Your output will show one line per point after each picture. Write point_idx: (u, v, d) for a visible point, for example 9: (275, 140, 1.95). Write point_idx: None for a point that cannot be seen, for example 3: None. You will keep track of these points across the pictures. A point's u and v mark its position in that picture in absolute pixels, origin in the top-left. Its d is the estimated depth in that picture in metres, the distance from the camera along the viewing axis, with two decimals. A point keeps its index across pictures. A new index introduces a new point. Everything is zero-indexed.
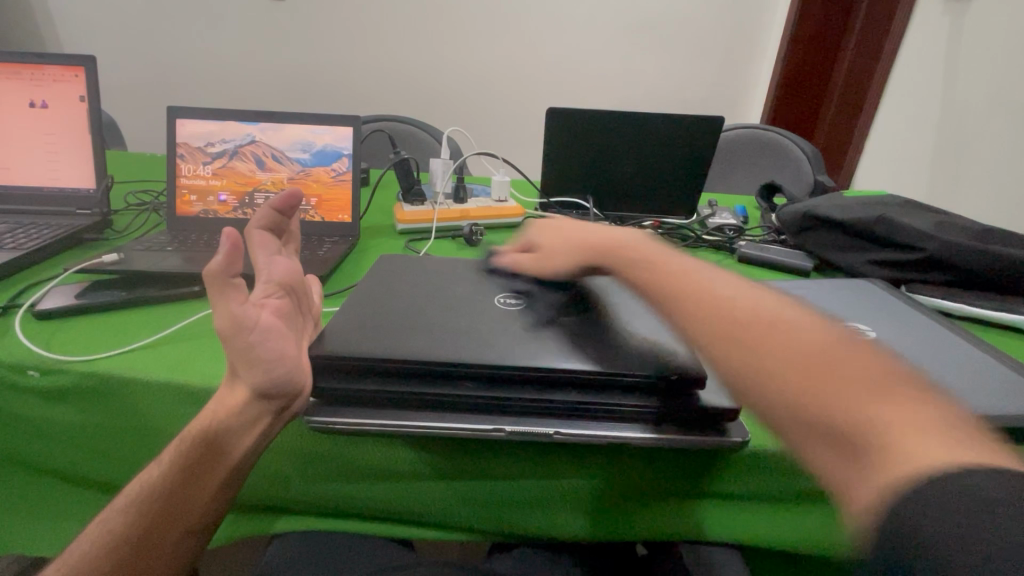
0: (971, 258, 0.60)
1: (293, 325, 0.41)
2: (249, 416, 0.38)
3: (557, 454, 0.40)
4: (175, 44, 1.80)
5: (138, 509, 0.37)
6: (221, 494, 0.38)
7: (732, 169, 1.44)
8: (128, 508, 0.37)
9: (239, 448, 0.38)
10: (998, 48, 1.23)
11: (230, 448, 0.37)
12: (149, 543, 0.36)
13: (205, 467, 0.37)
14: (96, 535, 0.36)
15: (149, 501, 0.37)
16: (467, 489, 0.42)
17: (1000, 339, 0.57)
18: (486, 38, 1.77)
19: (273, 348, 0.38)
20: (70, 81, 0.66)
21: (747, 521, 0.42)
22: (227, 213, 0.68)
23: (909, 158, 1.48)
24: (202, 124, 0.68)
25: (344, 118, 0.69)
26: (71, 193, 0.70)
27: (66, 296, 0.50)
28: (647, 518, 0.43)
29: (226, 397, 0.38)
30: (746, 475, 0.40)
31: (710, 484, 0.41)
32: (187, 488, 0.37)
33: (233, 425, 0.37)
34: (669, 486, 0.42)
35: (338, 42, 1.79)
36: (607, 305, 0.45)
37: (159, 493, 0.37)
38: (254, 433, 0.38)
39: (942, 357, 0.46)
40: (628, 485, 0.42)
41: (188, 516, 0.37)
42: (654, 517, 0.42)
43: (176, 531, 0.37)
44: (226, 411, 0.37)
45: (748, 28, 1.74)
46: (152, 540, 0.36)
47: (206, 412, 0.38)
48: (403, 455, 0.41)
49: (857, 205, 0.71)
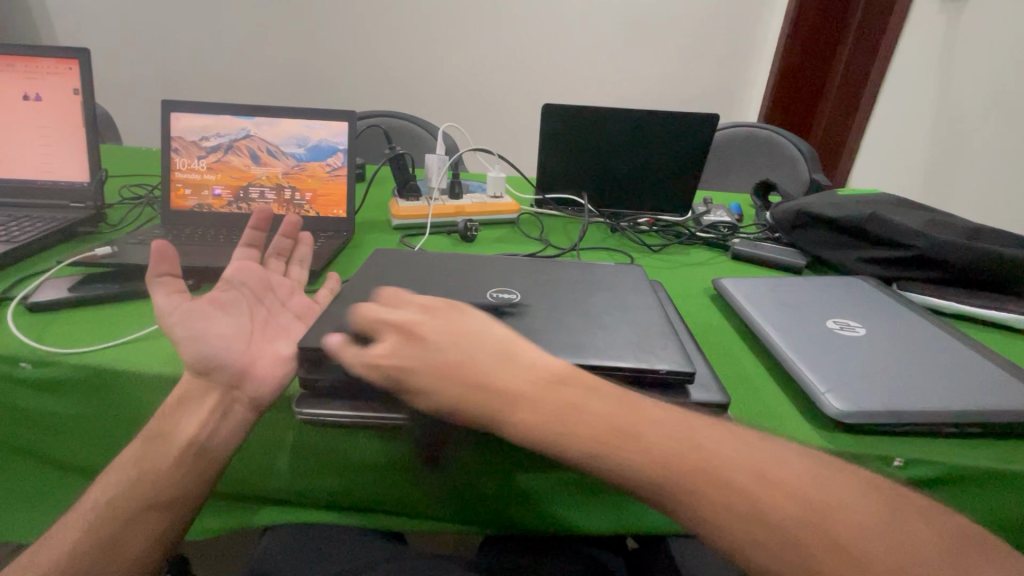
0: (962, 256, 0.60)
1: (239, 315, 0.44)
2: (201, 389, 0.39)
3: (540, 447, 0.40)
4: (172, 39, 1.79)
5: (107, 494, 0.37)
6: (189, 477, 0.38)
7: (728, 167, 1.44)
8: (99, 493, 0.37)
9: (198, 425, 0.38)
10: (994, 48, 1.24)
11: (194, 427, 0.38)
12: (114, 528, 0.35)
13: (168, 446, 0.38)
14: (67, 525, 0.36)
15: (118, 487, 0.37)
16: (454, 483, 0.42)
17: (989, 336, 0.57)
18: (484, 35, 1.77)
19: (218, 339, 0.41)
20: (64, 74, 0.66)
21: None
22: (222, 207, 0.69)
23: (905, 157, 1.49)
24: (197, 118, 0.68)
25: (339, 113, 0.69)
26: (66, 186, 0.69)
27: (60, 290, 0.50)
28: (629, 513, 0.43)
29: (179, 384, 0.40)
30: None
31: None
32: (144, 464, 0.37)
33: (187, 403, 0.39)
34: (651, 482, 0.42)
35: (336, 38, 1.78)
36: (600, 302, 0.46)
37: (129, 477, 0.37)
38: (206, 404, 0.39)
39: (934, 354, 0.46)
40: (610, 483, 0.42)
41: (151, 498, 0.36)
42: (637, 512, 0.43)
43: (140, 514, 0.36)
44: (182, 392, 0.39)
45: (746, 27, 1.74)
46: (117, 525, 0.36)
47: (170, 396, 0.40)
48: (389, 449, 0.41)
49: (850, 203, 0.71)
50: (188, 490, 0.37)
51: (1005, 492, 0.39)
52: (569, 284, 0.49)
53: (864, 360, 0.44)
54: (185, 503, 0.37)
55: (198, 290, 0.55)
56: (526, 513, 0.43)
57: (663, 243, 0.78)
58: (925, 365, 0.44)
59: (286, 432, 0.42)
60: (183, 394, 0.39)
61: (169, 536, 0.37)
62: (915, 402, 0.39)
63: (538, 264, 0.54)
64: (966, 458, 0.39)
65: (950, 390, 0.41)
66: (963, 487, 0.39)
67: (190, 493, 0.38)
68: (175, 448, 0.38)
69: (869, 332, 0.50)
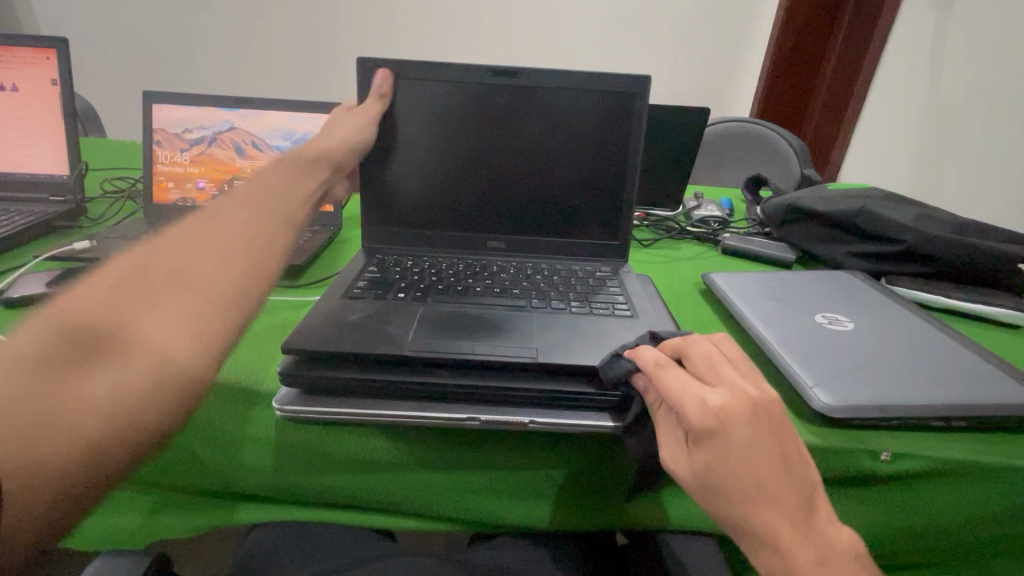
0: (949, 250, 0.61)
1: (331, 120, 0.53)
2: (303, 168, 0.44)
3: (539, 442, 0.40)
4: (157, 29, 1.76)
5: (51, 329, 0.25)
6: (193, 359, 0.27)
7: (720, 161, 1.44)
8: (46, 321, 0.25)
9: (236, 277, 0.31)
10: (981, 43, 1.25)
11: (233, 289, 0.31)
12: (59, 372, 0.24)
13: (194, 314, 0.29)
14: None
15: (76, 325, 0.26)
16: (457, 480, 0.42)
17: (976, 330, 0.57)
18: (475, 27, 1.76)
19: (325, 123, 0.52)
20: (41, 63, 0.65)
21: (620, 509, 0.42)
22: (206, 200, 0.67)
23: (896, 151, 1.49)
24: (180, 110, 0.67)
25: (325, 105, 0.68)
26: (45, 179, 0.68)
27: (38, 284, 0.49)
28: (530, 507, 0.43)
29: (226, 216, 0.35)
30: (615, 456, 0.41)
31: (591, 470, 0.41)
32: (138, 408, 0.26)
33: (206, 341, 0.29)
34: (559, 475, 0.41)
35: (326, 31, 1.77)
36: (579, 312, 0.46)
37: (95, 318, 0.26)
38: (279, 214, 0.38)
39: (920, 347, 0.46)
40: (575, 476, 0.42)
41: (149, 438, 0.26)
42: (539, 506, 0.43)
43: (94, 363, 0.25)
44: (238, 223, 0.35)
45: (738, 21, 1.74)
46: (65, 371, 0.24)
47: (180, 241, 0.32)
48: (390, 444, 0.40)
49: (839, 197, 0.71)
50: (198, 366, 0.27)
51: (994, 485, 0.39)
52: (550, 296, 0.49)
53: (852, 355, 0.44)
54: (192, 386, 0.27)
55: None
56: (511, 508, 0.43)
57: (654, 238, 0.78)
58: (911, 358, 0.44)
59: (270, 428, 0.41)
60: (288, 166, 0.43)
61: (131, 418, 0.25)
62: (896, 394, 0.40)
63: (526, 273, 0.54)
64: (952, 450, 0.39)
65: (938, 383, 0.41)
66: (949, 479, 0.39)
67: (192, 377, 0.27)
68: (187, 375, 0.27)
69: (856, 326, 0.49)
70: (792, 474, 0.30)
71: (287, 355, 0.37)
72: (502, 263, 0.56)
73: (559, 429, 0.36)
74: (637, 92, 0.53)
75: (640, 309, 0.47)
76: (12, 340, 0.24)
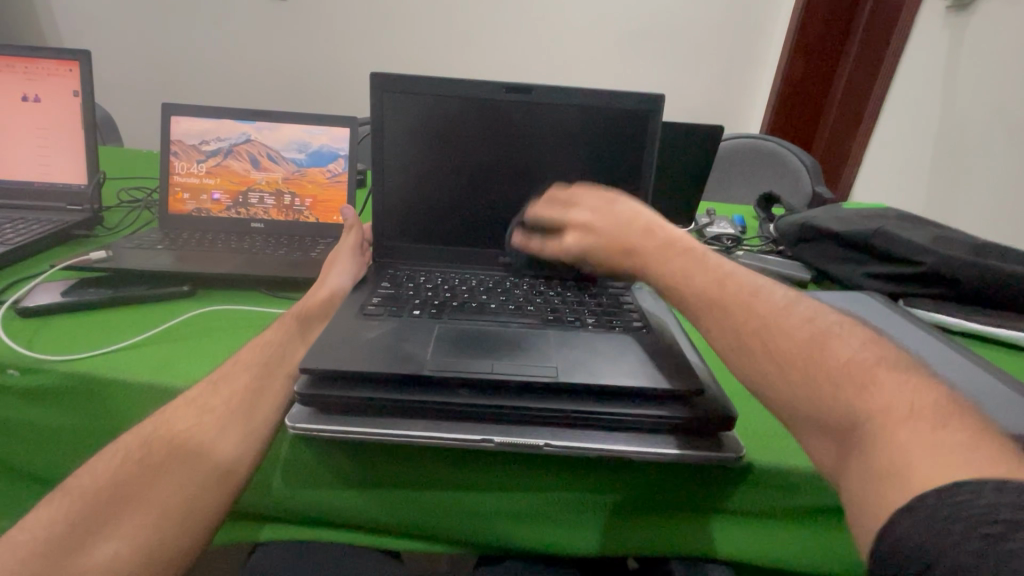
0: (970, 273, 0.59)
1: (348, 246, 0.56)
2: (327, 304, 0.48)
3: (566, 468, 0.39)
4: (175, 44, 1.80)
5: (68, 514, 0.31)
6: (175, 535, 0.32)
7: (731, 177, 1.43)
8: (65, 507, 0.32)
9: (249, 417, 0.37)
10: (995, 63, 1.24)
11: (223, 460, 0.35)
12: (66, 556, 0.30)
13: (236, 415, 0.37)
14: (22, 539, 0.31)
15: (83, 512, 0.32)
16: (451, 501, 0.41)
17: (999, 356, 0.56)
18: (487, 44, 1.78)
19: (341, 248, 0.55)
20: (64, 75, 0.66)
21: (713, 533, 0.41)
22: (220, 211, 0.67)
23: (910, 169, 1.48)
24: (199, 122, 0.68)
25: (340, 119, 0.69)
26: (63, 188, 0.68)
27: (52, 295, 0.49)
28: (543, 531, 0.41)
29: (231, 380, 0.39)
30: (645, 479, 0.39)
31: (661, 495, 0.40)
32: (200, 495, 0.33)
33: (230, 426, 0.36)
34: (639, 498, 0.40)
35: (337, 45, 1.79)
36: (599, 330, 0.45)
37: (101, 504, 0.32)
38: (301, 343, 0.43)
39: (949, 372, 0.45)
40: (651, 500, 0.40)
41: (207, 521, 0.33)
42: (619, 532, 0.41)
43: (158, 477, 0.33)
44: (245, 383, 0.39)
45: (748, 39, 1.76)
46: (74, 550, 0.30)
47: (189, 415, 0.36)
48: (484, 472, 0.39)
49: (856, 217, 0.70)
50: (184, 541, 0.32)
51: None
52: (566, 315, 0.48)
53: None
54: (181, 557, 0.32)
55: (195, 297, 0.54)
56: (522, 532, 0.42)
57: None
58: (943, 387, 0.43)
59: (284, 444, 0.40)
60: (313, 291, 0.49)
61: (192, 516, 0.33)
62: None
63: (539, 291, 0.53)
64: None
65: None
66: None
67: (241, 462, 0.35)
68: (232, 463, 0.35)
69: None
70: (783, 317, 0.29)
71: (303, 373, 0.37)
72: (513, 279, 0.55)
73: (575, 451, 0.35)
74: (648, 112, 0.53)
75: (657, 329, 0.46)
76: (97, 469, 0.34)
